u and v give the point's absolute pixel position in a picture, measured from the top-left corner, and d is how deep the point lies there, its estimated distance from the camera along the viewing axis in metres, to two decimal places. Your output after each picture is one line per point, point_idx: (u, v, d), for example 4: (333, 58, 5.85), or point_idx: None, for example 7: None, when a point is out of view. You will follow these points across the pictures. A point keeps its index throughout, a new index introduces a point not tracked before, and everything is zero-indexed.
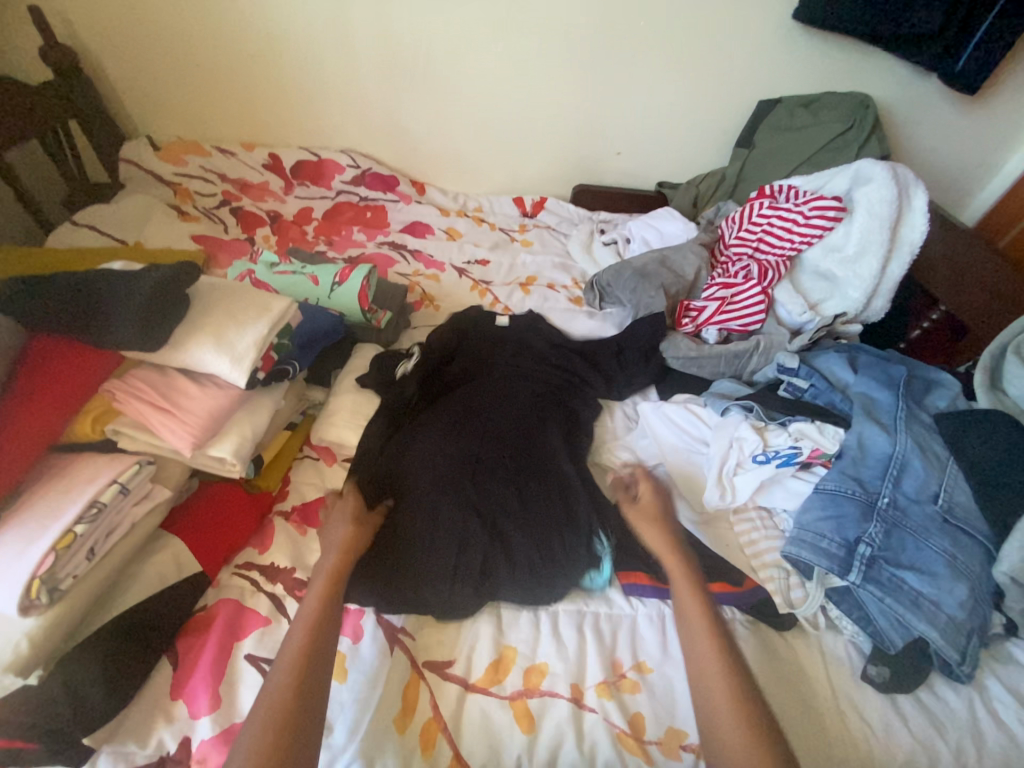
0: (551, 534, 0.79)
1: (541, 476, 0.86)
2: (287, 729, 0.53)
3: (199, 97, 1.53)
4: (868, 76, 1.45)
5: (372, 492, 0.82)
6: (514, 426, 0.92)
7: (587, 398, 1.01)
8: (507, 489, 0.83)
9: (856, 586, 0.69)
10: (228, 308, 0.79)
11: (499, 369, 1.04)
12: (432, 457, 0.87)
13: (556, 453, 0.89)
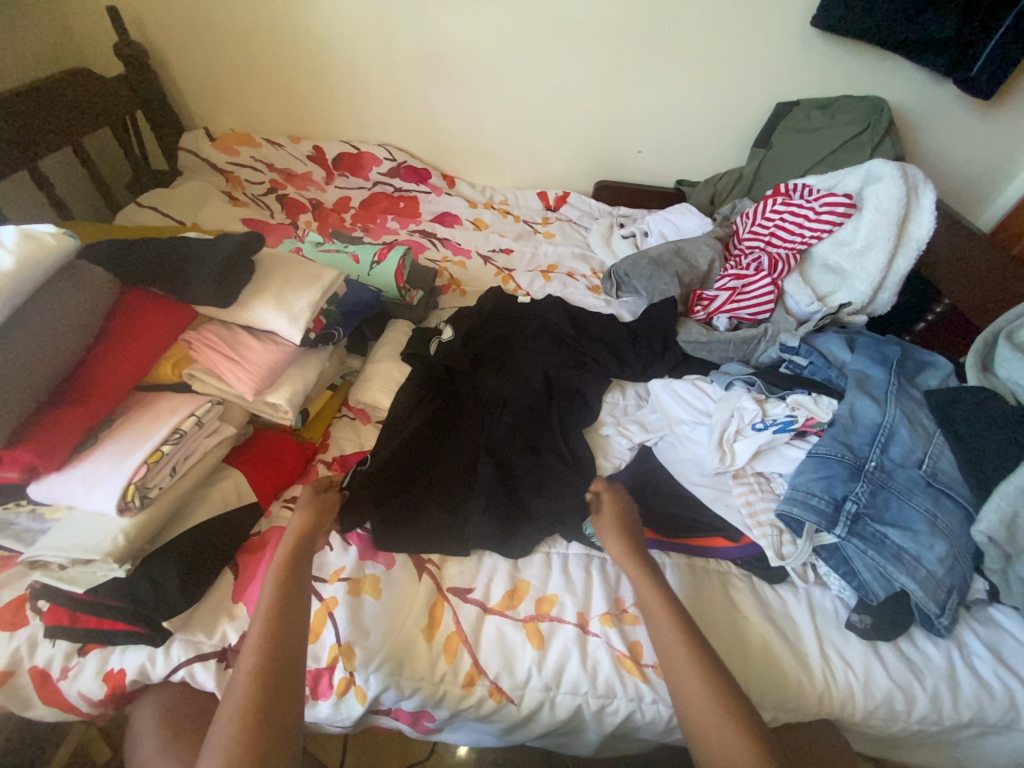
0: (553, 498, 0.87)
1: (540, 445, 0.95)
2: (258, 715, 0.54)
3: (251, 93, 1.66)
4: (885, 81, 1.50)
5: (383, 451, 0.89)
6: (516, 401, 1.00)
7: (601, 375, 1.09)
8: (511, 454, 0.92)
9: (841, 538, 0.76)
10: (286, 276, 0.90)
11: (507, 350, 1.12)
12: (438, 427, 0.95)
13: (550, 427, 0.97)
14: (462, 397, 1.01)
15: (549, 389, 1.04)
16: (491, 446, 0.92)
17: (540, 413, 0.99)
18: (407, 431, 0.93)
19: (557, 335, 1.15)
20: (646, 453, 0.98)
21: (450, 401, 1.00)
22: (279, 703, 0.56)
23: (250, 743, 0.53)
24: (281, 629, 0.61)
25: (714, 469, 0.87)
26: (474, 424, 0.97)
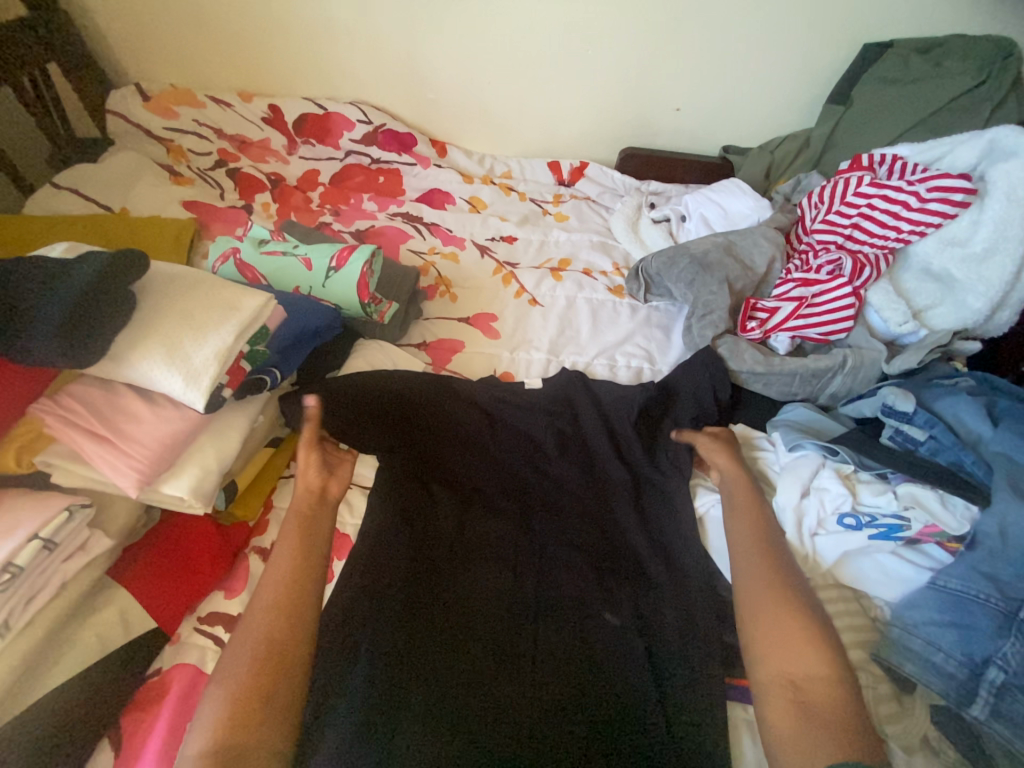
0: (590, 699, 0.60)
1: (577, 644, 0.64)
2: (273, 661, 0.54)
3: (190, 37, 1.33)
4: (1015, 11, 1.12)
5: (334, 678, 0.60)
6: (528, 571, 0.69)
7: (628, 485, 0.77)
8: (527, 674, 0.61)
9: (979, 723, 0.52)
10: (185, 310, 0.64)
11: (510, 463, 0.79)
12: (412, 622, 0.64)
13: (600, 616, 0.66)
14: (444, 562, 0.69)
15: (585, 544, 0.72)
16: (496, 661, 0.62)
17: (565, 591, 0.68)
18: (365, 640, 0.63)
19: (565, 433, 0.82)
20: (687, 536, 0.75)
21: (425, 568, 0.68)
22: (260, 755, 0.49)
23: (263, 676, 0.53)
24: (273, 658, 0.54)
25: None
26: (468, 613, 0.65)
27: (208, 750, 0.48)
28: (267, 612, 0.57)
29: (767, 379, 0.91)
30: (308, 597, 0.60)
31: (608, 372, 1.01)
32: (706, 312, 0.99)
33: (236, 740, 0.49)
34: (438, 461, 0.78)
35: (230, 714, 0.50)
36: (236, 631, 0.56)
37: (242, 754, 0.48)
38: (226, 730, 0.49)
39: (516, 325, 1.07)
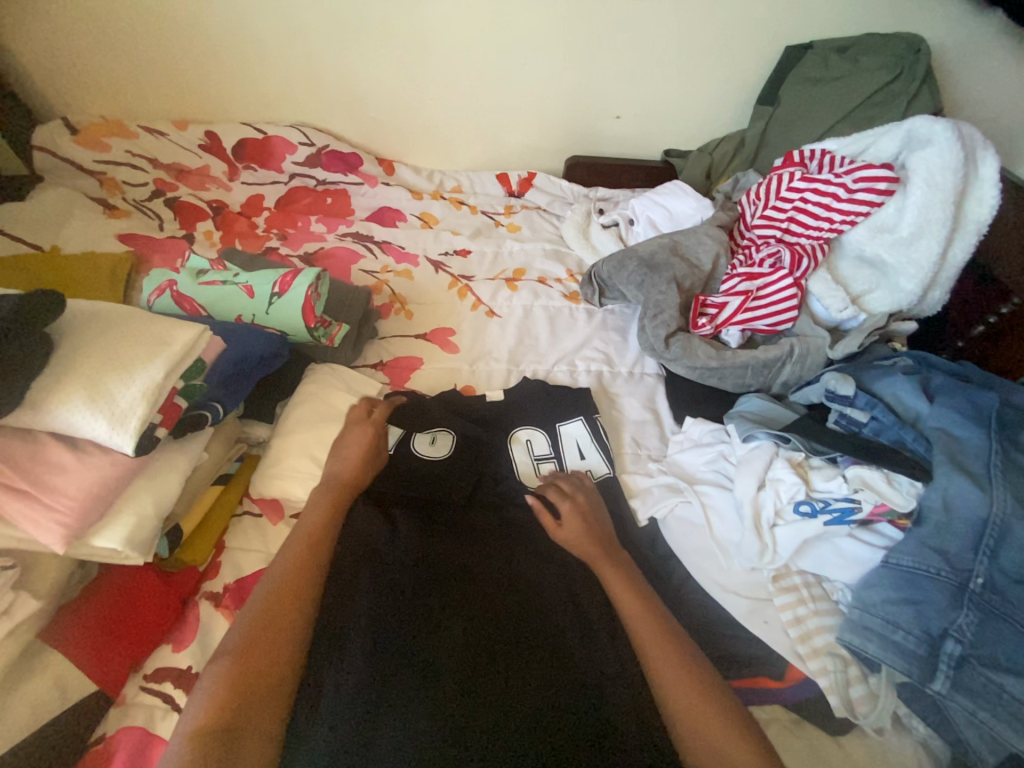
0: (563, 689, 0.58)
1: (547, 631, 0.63)
2: (280, 635, 0.58)
3: (117, 67, 1.29)
4: (919, 11, 1.19)
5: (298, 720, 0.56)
6: (500, 586, 0.66)
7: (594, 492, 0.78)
8: (504, 697, 0.57)
9: (942, 697, 0.53)
10: (111, 350, 0.61)
11: (474, 479, 0.79)
12: (377, 651, 0.59)
13: (570, 628, 0.63)
14: (410, 585, 0.64)
15: (556, 556, 0.71)
16: (470, 687, 0.57)
17: (539, 603, 0.65)
18: (330, 676, 0.58)
19: (528, 440, 0.84)
20: (654, 533, 0.77)
21: (389, 592, 0.63)
22: (252, 740, 0.51)
23: (262, 654, 0.56)
24: (259, 655, 0.56)
25: (749, 563, 0.66)
26: (438, 636, 0.60)
27: (206, 726, 0.51)
28: (268, 597, 0.61)
29: (724, 374, 0.94)
30: (295, 601, 0.61)
31: (569, 378, 1.01)
32: (658, 312, 1.00)
33: (232, 719, 0.51)
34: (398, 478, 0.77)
35: (225, 689, 0.53)
36: (237, 618, 0.59)
37: (234, 731, 0.51)
38: (222, 711, 0.52)
39: (474, 338, 1.07)
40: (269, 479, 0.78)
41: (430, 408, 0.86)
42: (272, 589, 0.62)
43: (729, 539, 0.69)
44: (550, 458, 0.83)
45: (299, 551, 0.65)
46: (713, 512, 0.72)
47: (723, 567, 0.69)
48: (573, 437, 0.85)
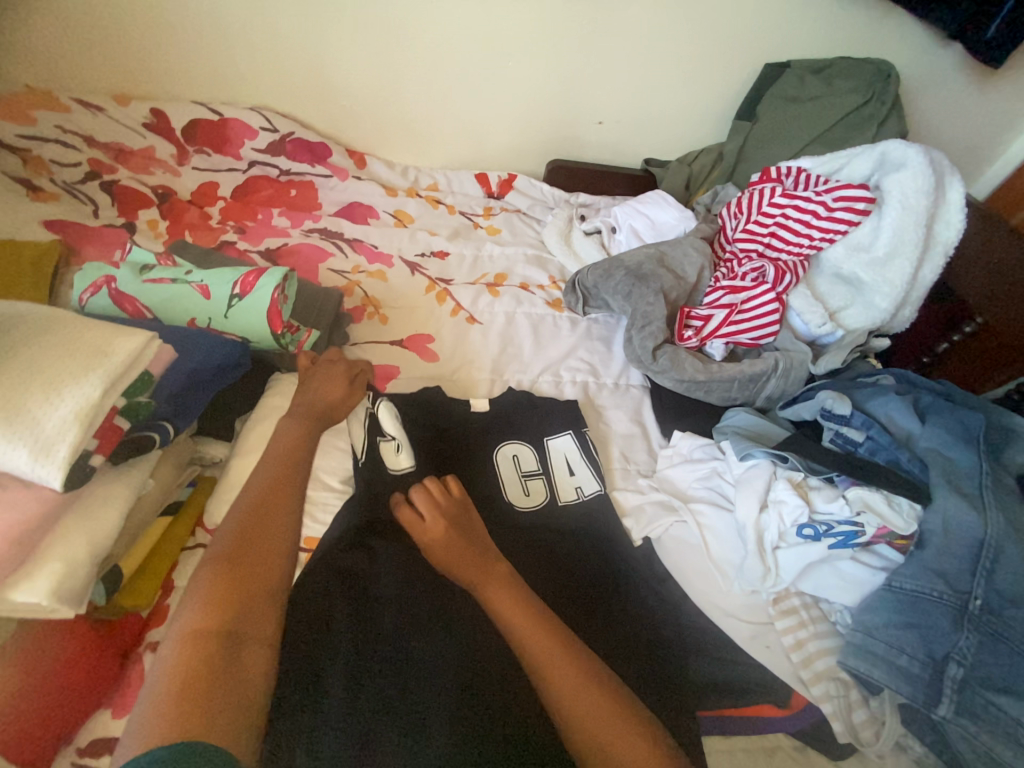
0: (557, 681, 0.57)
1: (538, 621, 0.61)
2: (272, 542, 0.54)
3: (43, 29, 1.13)
4: (885, 39, 1.24)
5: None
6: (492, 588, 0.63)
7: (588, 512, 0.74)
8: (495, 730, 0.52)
9: (948, 722, 0.53)
10: (35, 361, 0.50)
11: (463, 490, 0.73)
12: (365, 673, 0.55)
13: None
14: (399, 604, 0.60)
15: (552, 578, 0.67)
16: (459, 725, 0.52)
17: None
18: (305, 731, 0.52)
19: (516, 453, 0.79)
20: (649, 554, 0.73)
21: (370, 628, 0.58)
22: (255, 641, 0.47)
23: (256, 559, 0.52)
24: (251, 564, 0.51)
25: (750, 586, 0.65)
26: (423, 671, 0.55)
27: (204, 628, 0.46)
28: (254, 504, 0.57)
29: (711, 388, 0.93)
30: (281, 523, 0.56)
31: (555, 390, 0.97)
32: (646, 323, 0.98)
33: (232, 620, 0.47)
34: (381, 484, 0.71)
35: (221, 595, 0.48)
36: (221, 525, 0.55)
37: (239, 640, 0.47)
38: (219, 612, 0.47)
39: (455, 346, 1.00)
40: (227, 506, 0.68)
41: (405, 424, 0.78)
42: (261, 498, 0.57)
43: (730, 563, 0.67)
44: (538, 474, 0.77)
45: (279, 462, 0.62)
46: (709, 534, 0.70)
47: (723, 589, 0.67)
48: (561, 453, 0.80)
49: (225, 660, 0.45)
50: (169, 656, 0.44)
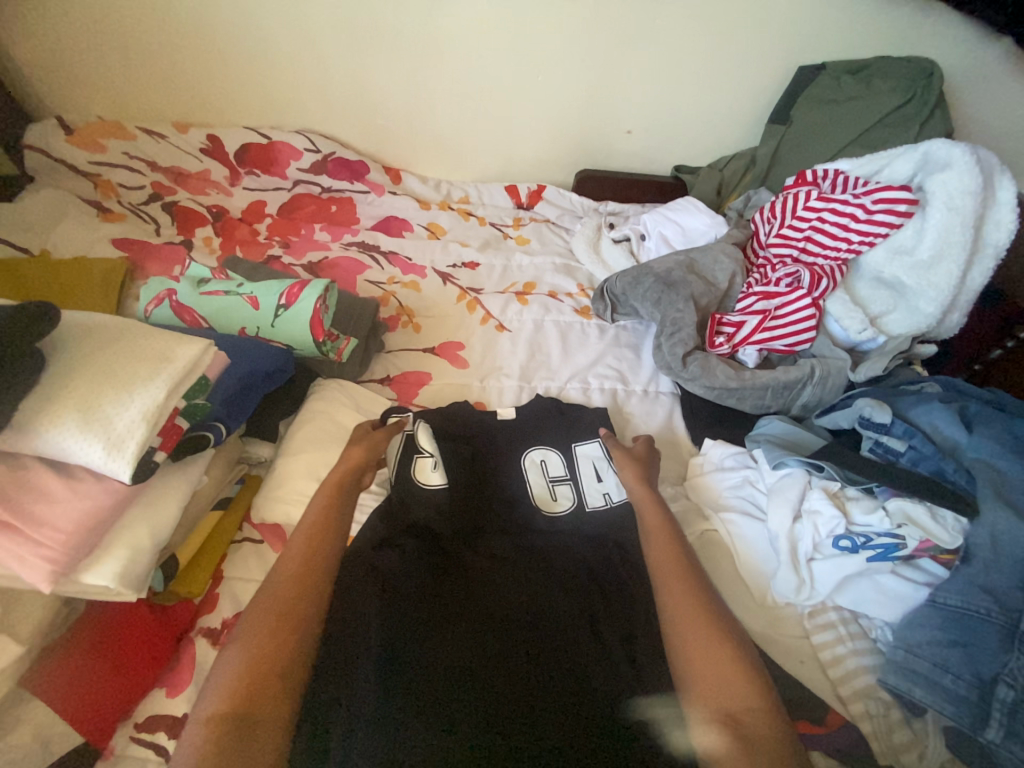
0: (582, 701, 0.56)
1: (564, 639, 0.61)
2: (297, 620, 0.54)
3: (117, 67, 1.25)
4: (929, 36, 1.20)
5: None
6: (516, 603, 0.64)
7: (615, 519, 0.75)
8: (523, 736, 0.53)
9: (996, 747, 0.50)
10: (107, 366, 0.56)
11: (490, 502, 0.75)
12: (389, 681, 0.55)
13: (587, 649, 0.60)
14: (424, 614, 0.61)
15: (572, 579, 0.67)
16: (493, 730, 0.53)
17: (551, 626, 0.62)
18: (341, 733, 0.53)
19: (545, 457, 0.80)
20: None
21: (399, 628, 0.60)
22: (270, 728, 0.48)
23: (277, 639, 0.52)
24: (273, 639, 0.52)
25: (784, 598, 0.63)
26: (453, 676, 0.56)
27: (220, 713, 0.47)
28: (289, 569, 0.58)
29: (744, 396, 0.92)
30: (313, 588, 0.57)
31: (582, 396, 0.98)
32: (675, 330, 0.98)
33: (248, 704, 0.48)
34: (418, 493, 0.73)
35: (241, 674, 0.50)
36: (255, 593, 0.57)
37: (252, 724, 0.47)
38: (237, 695, 0.48)
39: (484, 353, 1.03)
40: (271, 503, 0.73)
41: (434, 430, 0.81)
42: (295, 564, 0.59)
43: (762, 572, 0.66)
44: (565, 480, 0.78)
45: (323, 502, 0.66)
46: (739, 544, 0.69)
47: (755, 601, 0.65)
48: (589, 457, 0.81)
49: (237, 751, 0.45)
50: (188, 744, 0.45)
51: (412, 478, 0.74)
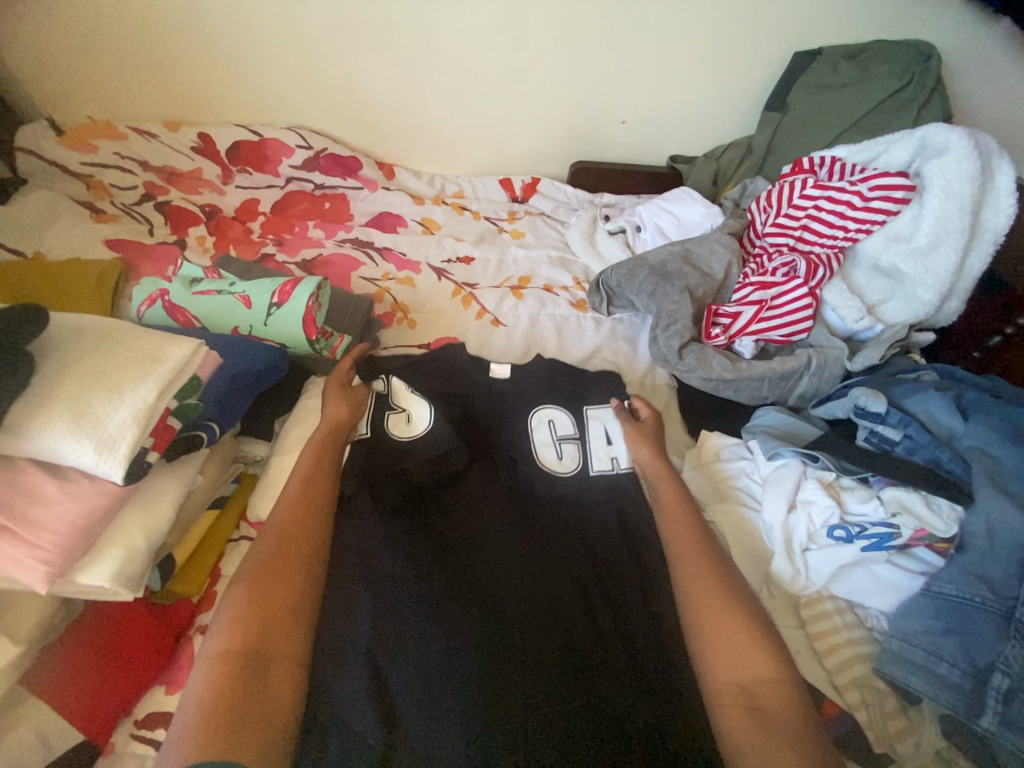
0: (574, 647, 0.59)
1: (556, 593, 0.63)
2: (297, 565, 0.58)
3: (107, 65, 1.24)
4: (928, 18, 1.18)
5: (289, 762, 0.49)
6: (508, 556, 0.65)
7: None
8: (519, 675, 0.56)
9: (991, 735, 0.50)
10: (98, 368, 0.56)
11: (484, 463, 0.74)
12: (388, 629, 0.58)
13: (582, 609, 0.62)
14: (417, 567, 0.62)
15: (565, 550, 0.66)
16: (489, 668, 0.56)
17: (542, 579, 0.63)
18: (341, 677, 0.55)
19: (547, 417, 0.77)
20: None
21: (395, 589, 0.60)
22: (280, 660, 0.52)
23: (279, 583, 0.56)
24: (278, 582, 0.56)
25: (779, 589, 0.63)
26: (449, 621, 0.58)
27: (230, 650, 0.51)
28: (279, 519, 0.61)
29: (740, 387, 0.91)
30: (308, 537, 0.60)
31: None
32: (671, 322, 0.97)
33: (257, 640, 0.52)
34: (405, 453, 0.72)
35: (247, 616, 0.53)
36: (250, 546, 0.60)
37: (267, 660, 0.51)
38: (245, 635, 0.52)
39: (480, 349, 1.03)
40: (266, 502, 0.73)
41: None
42: (285, 514, 0.61)
43: (759, 562, 0.66)
44: (574, 440, 0.75)
45: (308, 459, 0.68)
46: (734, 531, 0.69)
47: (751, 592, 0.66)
48: (600, 423, 0.78)
49: (246, 691, 0.48)
50: (200, 682, 0.49)
51: (397, 439, 0.73)
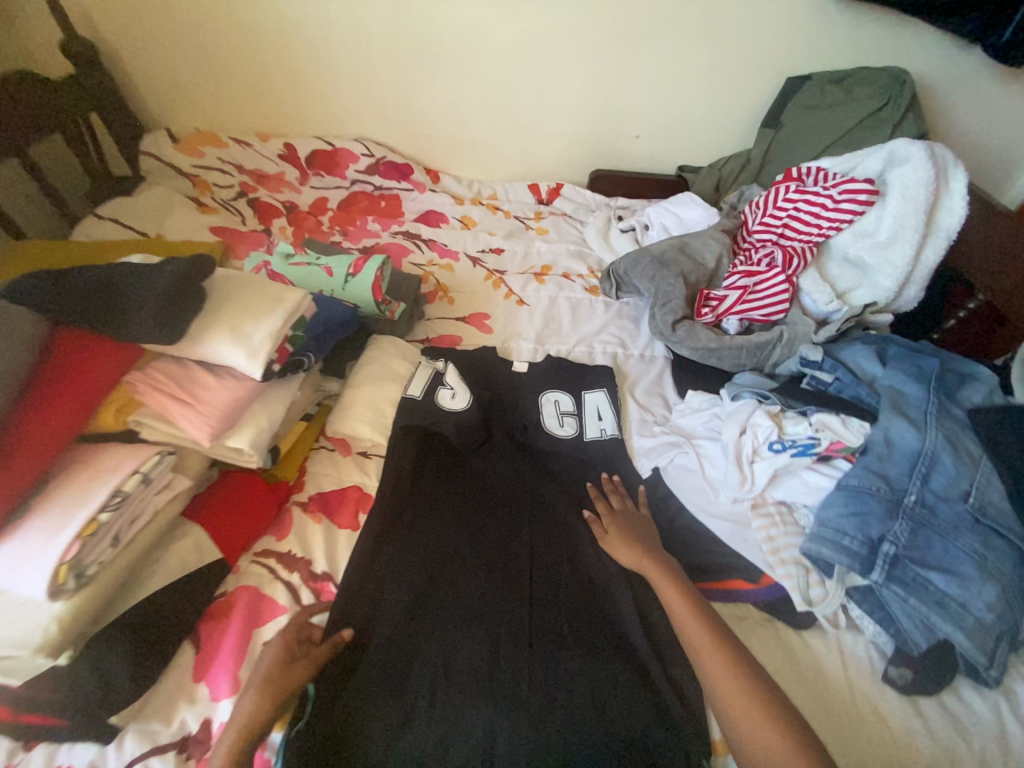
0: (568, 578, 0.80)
1: (556, 540, 0.84)
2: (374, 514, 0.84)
3: (215, 88, 1.53)
4: (907, 48, 1.36)
5: (384, 686, 0.68)
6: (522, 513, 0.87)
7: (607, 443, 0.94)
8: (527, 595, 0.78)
9: (879, 585, 0.68)
10: (243, 303, 0.81)
11: (508, 429, 0.97)
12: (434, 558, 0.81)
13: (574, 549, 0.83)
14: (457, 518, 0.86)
15: (564, 508, 0.88)
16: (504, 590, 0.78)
17: (547, 530, 0.85)
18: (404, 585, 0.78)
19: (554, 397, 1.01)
20: (655, 478, 0.91)
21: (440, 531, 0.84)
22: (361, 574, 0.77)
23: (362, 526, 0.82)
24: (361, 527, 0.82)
25: (732, 493, 0.81)
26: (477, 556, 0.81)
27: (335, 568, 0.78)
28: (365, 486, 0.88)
29: (722, 355, 1.09)
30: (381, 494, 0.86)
31: (587, 356, 1.18)
32: (666, 302, 1.16)
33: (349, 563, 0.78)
34: (446, 423, 0.94)
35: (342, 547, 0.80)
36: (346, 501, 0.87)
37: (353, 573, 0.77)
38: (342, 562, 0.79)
39: (506, 322, 1.25)
40: (341, 420, 0.96)
41: (465, 376, 1.03)
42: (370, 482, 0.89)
43: (716, 476, 0.84)
44: (572, 415, 0.98)
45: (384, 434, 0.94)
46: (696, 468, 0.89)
47: (712, 498, 0.84)
48: (594, 403, 1.00)
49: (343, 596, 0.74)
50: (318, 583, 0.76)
51: (441, 410, 0.95)
